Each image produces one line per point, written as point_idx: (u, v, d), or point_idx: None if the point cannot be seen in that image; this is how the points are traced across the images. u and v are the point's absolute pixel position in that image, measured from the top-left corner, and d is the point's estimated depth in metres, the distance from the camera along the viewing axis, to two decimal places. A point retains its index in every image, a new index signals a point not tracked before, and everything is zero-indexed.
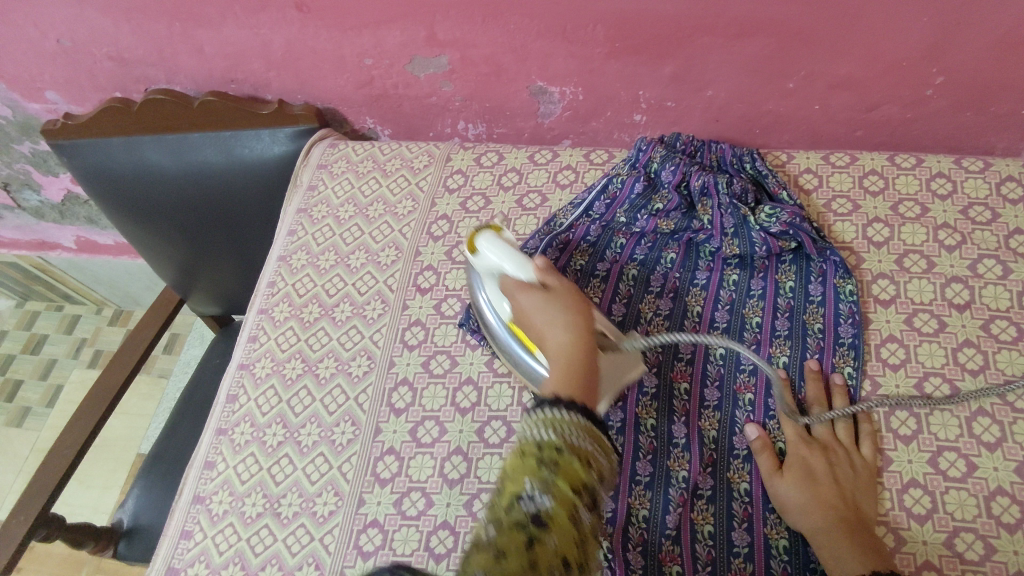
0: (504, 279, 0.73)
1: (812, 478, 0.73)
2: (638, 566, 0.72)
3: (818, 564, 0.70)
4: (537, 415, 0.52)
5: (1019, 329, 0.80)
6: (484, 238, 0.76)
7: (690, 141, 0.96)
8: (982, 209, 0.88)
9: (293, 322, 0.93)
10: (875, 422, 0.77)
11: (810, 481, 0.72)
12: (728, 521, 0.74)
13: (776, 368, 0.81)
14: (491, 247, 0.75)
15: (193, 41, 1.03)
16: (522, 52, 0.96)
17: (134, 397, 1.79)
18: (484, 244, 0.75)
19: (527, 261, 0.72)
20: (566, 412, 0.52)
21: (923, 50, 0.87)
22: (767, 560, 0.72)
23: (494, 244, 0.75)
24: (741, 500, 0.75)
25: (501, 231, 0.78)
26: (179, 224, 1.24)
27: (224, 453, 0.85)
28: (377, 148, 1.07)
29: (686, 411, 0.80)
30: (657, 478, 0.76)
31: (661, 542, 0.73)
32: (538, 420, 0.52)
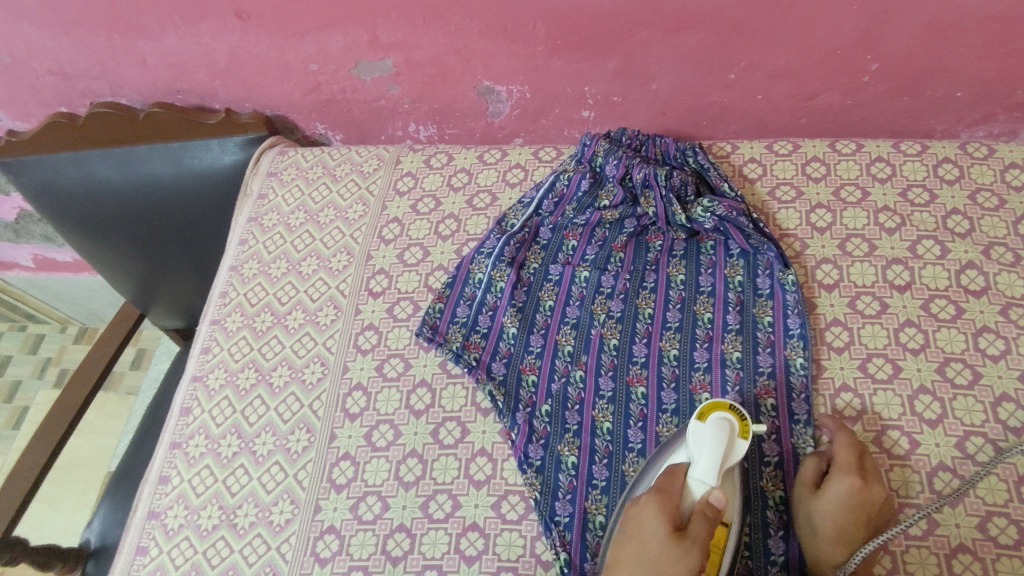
0: (679, 468, 0.68)
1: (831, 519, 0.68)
2: None
3: (778, 556, 0.72)
4: None
5: (957, 307, 0.82)
6: (716, 422, 0.67)
7: (635, 134, 0.97)
8: (920, 191, 0.90)
9: (245, 333, 0.92)
10: (855, 406, 0.78)
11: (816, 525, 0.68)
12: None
13: (729, 363, 0.81)
14: (713, 436, 0.67)
15: (135, 53, 1.02)
16: (465, 52, 0.96)
17: (102, 415, 1.77)
18: (707, 427, 0.67)
19: (710, 491, 0.65)
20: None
21: (856, 37, 0.88)
22: (728, 553, 0.72)
23: (711, 465, 0.65)
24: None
25: (739, 438, 0.68)
26: (135, 237, 1.22)
27: (178, 467, 0.84)
28: (326, 154, 1.07)
29: (643, 417, 0.79)
30: (614, 483, 0.75)
31: None
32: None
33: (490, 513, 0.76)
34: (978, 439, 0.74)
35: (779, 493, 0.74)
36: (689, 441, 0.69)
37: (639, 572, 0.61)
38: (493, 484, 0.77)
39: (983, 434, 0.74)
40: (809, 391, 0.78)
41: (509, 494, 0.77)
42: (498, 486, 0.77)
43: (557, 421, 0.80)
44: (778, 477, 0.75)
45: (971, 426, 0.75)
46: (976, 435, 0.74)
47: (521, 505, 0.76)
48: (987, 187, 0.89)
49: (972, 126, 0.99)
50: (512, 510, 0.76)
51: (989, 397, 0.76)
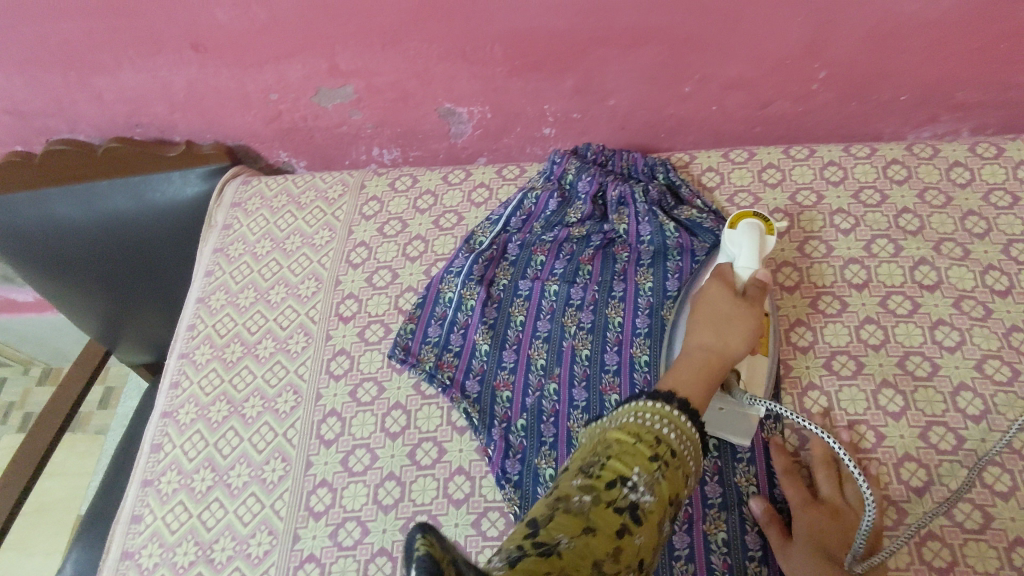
0: (725, 267, 0.73)
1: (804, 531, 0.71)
2: None
3: (755, 551, 0.73)
4: (644, 406, 0.53)
5: (913, 302, 0.85)
6: (749, 225, 0.75)
7: (600, 151, 1.00)
8: (871, 192, 0.94)
9: (216, 364, 0.92)
10: (824, 404, 0.80)
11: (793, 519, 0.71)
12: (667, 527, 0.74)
13: None
14: (749, 236, 0.74)
15: (92, 89, 1.01)
16: (425, 76, 0.98)
17: (71, 457, 1.72)
18: (745, 226, 0.75)
19: (756, 268, 0.72)
20: (663, 404, 0.53)
21: (802, 47, 0.92)
22: (707, 555, 0.73)
23: (749, 240, 0.73)
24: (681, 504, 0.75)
25: (768, 234, 0.76)
26: (99, 274, 1.20)
27: (151, 505, 0.83)
28: (291, 181, 1.07)
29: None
30: None
31: None
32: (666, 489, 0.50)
33: (471, 532, 0.76)
34: (940, 428, 0.76)
35: (751, 488, 0.76)
36: (726, 236, 0.76)
37: (726, 339, 0.64)
38: (472, 502, 0.77)
39: (944, 424, 0.77)
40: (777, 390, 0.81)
41: (489, 511, 0.77)
42: (478, 504, 0.77)
43: (532, 434, 0.80)
44: (751, 473, 0.77)
45: (932, 416, 0.77)
46: (938, 424, 0.77)
47: (501, 521, 0.76)
48: (934, 185, 0.93)
49: (917, 127, 1.03)
50: (493, 527, 0.76)
51: (949, 387, 0.79)
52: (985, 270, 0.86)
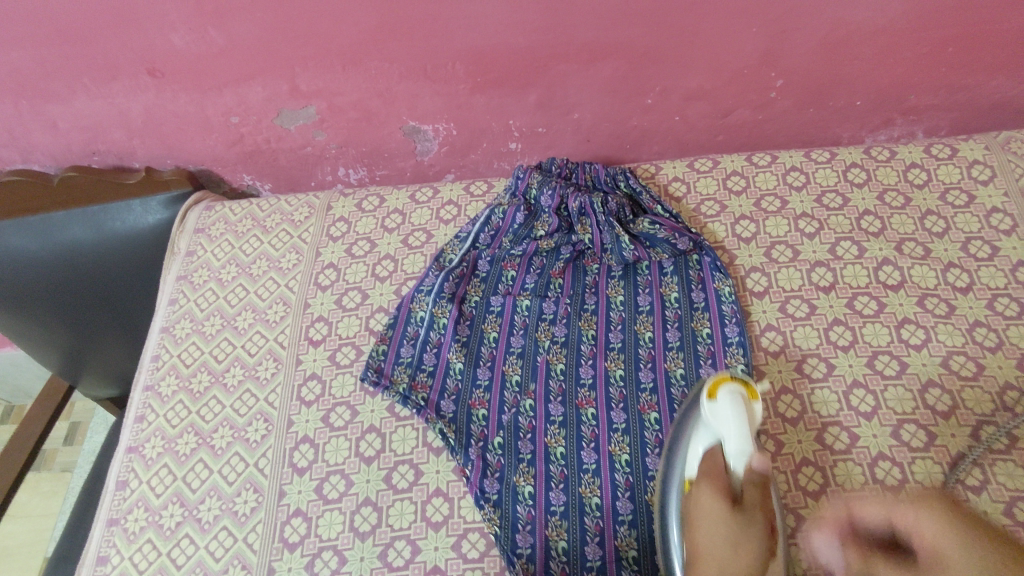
0: (717, 451, 0.67)
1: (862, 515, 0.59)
2: None
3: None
4: None
5: (879, 302, 0.86)
6: (728, 393, 0.69)
7: (564, 164, 0.99)
8: (834, 196, 0.95)
9: (182, 395, 0.89)
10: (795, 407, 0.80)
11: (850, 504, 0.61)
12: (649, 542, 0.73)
13: (674, 381, 0.82)
14: (732, 407, 0.68)
15: (45, 117, 0.99)
16: (388, 95, 0.97)
17: (35, 497, 1.66)
18: (722, 399, 0.69)
19: (750, 455, 0.65)
20: None
21: (759, 57, 0.93)
22: None
23: (733, 415, 0.67)
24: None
25: (751, 401, 0.70)
26: (57, 307, 1.17)
27: (118, 545, 0.80)
28: (255, 205, 1.05)
29: (596, 437, 0.79)
30: (573, 508, 0.75)
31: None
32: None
33: (451, 555, 0.74)
34: (911, 426, 0.77)
35: None
36: (698, 450, 0.70)
37: (728, 571, 0.59)
38: (452, 524, 0.76)
39: (915, 421, 0.78)
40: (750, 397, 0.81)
41: (469, 533, 0.75)
42: (457, 526, 0.76)
43: (510, 452, 0.80)
44: None
45: (903, 414, 0.78)
46: (909, 422, 0.78)
47: (482, 542, 0.75)
48: (893, 187, 0.95)
49: (874, 131, 1.06)
50: (474, 548, 0.74)
51: (917, 384, 0.80)
52: (946, 268, 0.88)
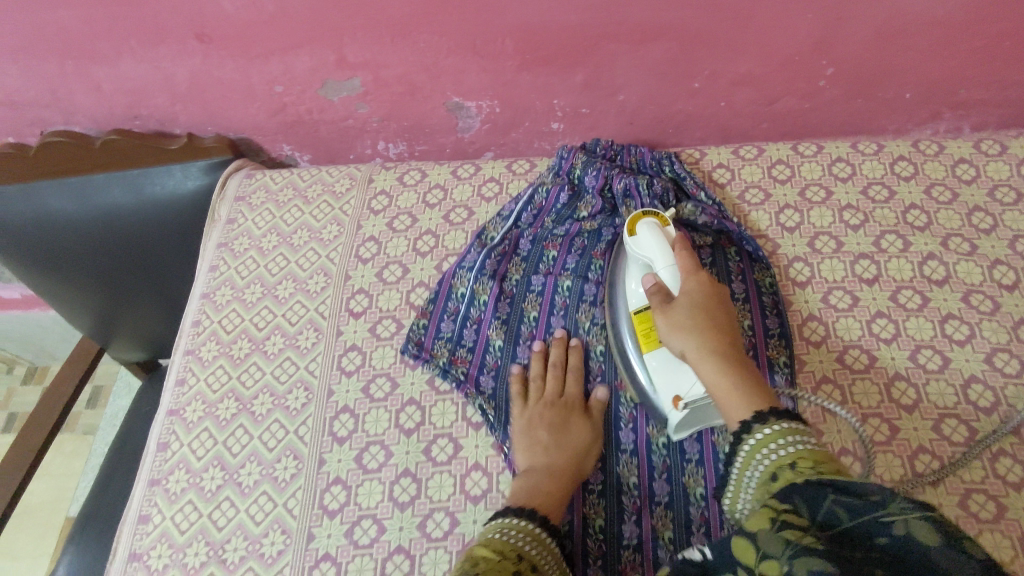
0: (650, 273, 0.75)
1: (727, 333, 0.67)
2: None
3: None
4: (506, 523, 0.64)
5: (923, 296, 0.85)
6: (647, 225, 0.77)
7: (609, 145, 0.99)
8: (880, 188, 0.95)
9: (223, 361, 0.90)
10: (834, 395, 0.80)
11: (723, 305, 0.69)
12: (686, 526, 0.72)
13: None
14: (651, 235, 0.76)
15: (90, 79, 0.99)
16: (434, 70, 0.97)
17: (58, 457, 1.68)
18: (643, 232, 0.77)
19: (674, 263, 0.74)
20: (524, 520, 0.65)
21: (810, 44, 0.92)
22: None
23: (652, 233, 0.76)
24: (698, 506, 0.73)
25: (667, 226, 0.78)
26: (92, 270, 1.18)
27: (159, 505, 0.81)
28: (296, 175, 1.05)
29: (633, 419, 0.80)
30: (610, 488, 0.76)
31: (620, 554, 0.72)
32: (491, 527, 0.64)
33: None
34: (953, 421, 0.77)
35: None
36: (637, 274, 0.78)
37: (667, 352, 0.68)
38: (491, 498, 0.76)
39: (957, 416, 0.77)
40: (793, 389, 0.80)
41: None
42: (496, 500, 0.76)
43: None
44: None
45: (944, 408, 0.78)
46: (951, 417, 0.77)
47: None
48: (940, 182, 0.94)
49: (920, 125, 1.05)
50: None
51: (960, 380, 0.79)
52: (992, 264, 0.87)
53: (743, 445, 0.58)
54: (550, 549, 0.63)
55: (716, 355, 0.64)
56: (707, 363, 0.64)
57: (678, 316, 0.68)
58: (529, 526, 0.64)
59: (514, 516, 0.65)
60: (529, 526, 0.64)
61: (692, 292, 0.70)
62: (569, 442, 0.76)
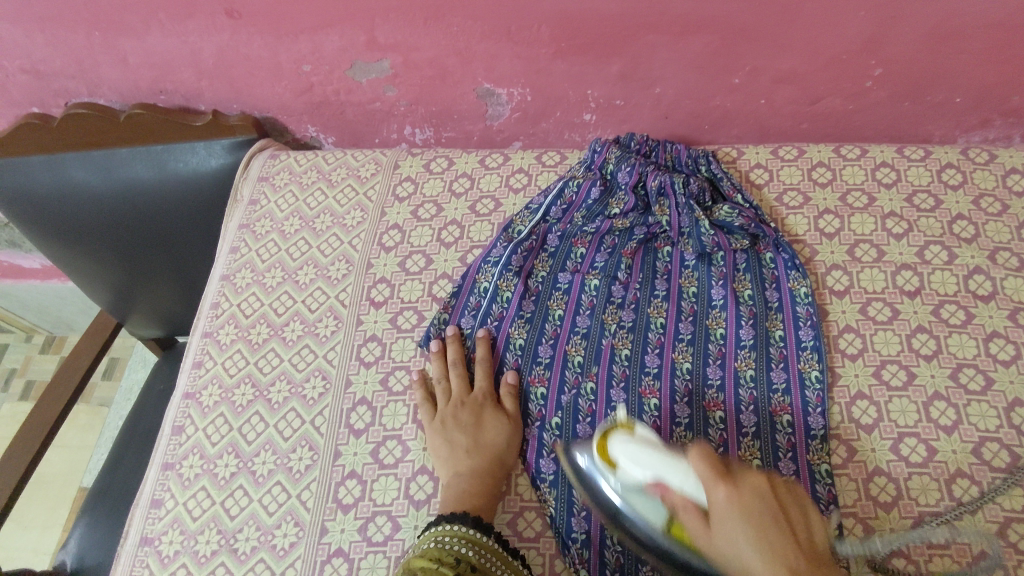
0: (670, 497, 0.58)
1: (788, 532, 0.50)
2: None
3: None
4: (441, 531, 0.66)
5: (967, 312, 0.82)
6: (622, 443, 0.63)
7: (644, 141, 0.95)
8: (925, 196, 0.90)
9: (240, 345, 0.88)
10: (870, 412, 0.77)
11: (771, 502, 0.52)
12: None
13: (743, 382, 0.78)
14: (637, 450, 0.61)
15: (116, 51, 0.97)
16: (466, 54, 0.94)
17: (73, 429, 1.69)
18: (618, 450, 0.63)
19: (686, 474, 0.57)
20: (458, 525, 0.66)
21: (861, 43, 0.88)
22: None
23: (637, 452, 0.61)
24: None
25: (635, 431, 0.64)
26: (113, 244, 1.17)
27: (172, 489, 0.80)
28: (321, 157, 1.03)
29: (657, 428, 0.77)
30: None
31: (640, 567, 0.70)
32: (427, 536, 0.66)
33: (507, 531, 0.73)
34: (994, 445, 0.74)
35: None
36: (639, 495, 0.62)
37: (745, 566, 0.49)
38: (509, 500, 0.75)
39: (997, 440, 0.74)
40: (824, 405, 0.76)
41: (526, 511, 0.74)
42: (514, 503, 0.75)
43: (567, 432, 0.78)
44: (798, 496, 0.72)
45: (985, 431, 0.75)
46: (991, 441, 0.74)
47: (538, 522, 0.74)
48: (990, 192, 0.90)
49: (968, 132, 1.00)
50: (529, 527, 0.73)
51: (1003, 402, 0.76)
52: None
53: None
54: (487, 547, 0.65)
55: (781, 540, 0.49)
56: (765, 544, 0.49)
57: (721, 517, 0.52)
58: (462, 529, 0.66)
59: (450, 523, 0.67)
60: (461, 530, 0.66)
61: (723, 508, 0.52)
62: (487, 442, 0.76)
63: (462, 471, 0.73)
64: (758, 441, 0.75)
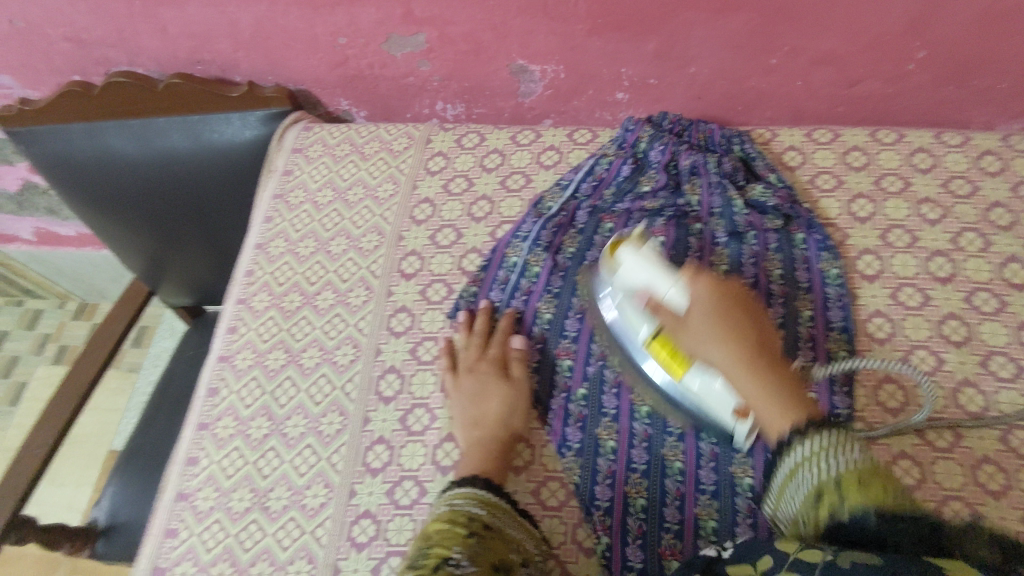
0: (659, 301, 0.68)
1: (758, 345, 0.61)
2: (638, 561, 0.70)
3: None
4: (452, 495, 0.67)
5: (1001, 300, 0.81)
6: (628, 251, 0.72)
7: (677, 120, 0.95)
8: (962, 182, 0.89)
9: (274, 312, 0.90)
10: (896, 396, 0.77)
11: (743, 312, 0.63)
12: (731, 516, 0.70)
13: None
14: (639, 261, 0.70)
15: (156, 21, 0.98)
16: (501, 30, 0.94)
17: (104, 392, 1.74)
18: (624, 257, 0.72)
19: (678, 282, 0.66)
20: (467, 488, 0.67)
21: (903, 24, 0.86)
22: None
23: (640, 260, 0.70)
24: (745, 496, 0.71)
25: (642, 244, 0.73)
26: (149, 212, 1.19)
27: (207, 448, 0.82)
28: (354, 130, 1.04)
29: None
30: (654, 468, 0.74)
31: (661, 536, 0.70)
32: (440, 500, 0.67)
33: (530, 499, 0.74)
34: None
35: None
36: (635, 311, 0.72)
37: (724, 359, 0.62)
38: (532, 470, 0.76)
39: None
40: (850, 384, 0.77)
41: (550, 481, 0.75)
42: (537, 472, 0.76)
43: (593, 404, 0.79)
44: None
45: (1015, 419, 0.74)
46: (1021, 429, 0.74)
47: (562, 491, 0.75)
48: None
49: (1009, 118, 0.98)
50: (553, 496, 0.74)
51: None
52: None
53: (790, 453, 0.56)
54: (497, 507, 0.66)
55: (759, 373, 0.60)
56: (750, 379, 0.60)
57: (697, 331, 0.63)
58: (470, 491, 0.67)
59: (461, 486, 0.68)
60: (471, 491, 0.67)
61: (699, 311, 0.64)
62: (497, 412, 0.77)
63: (470, 441, 0.75)
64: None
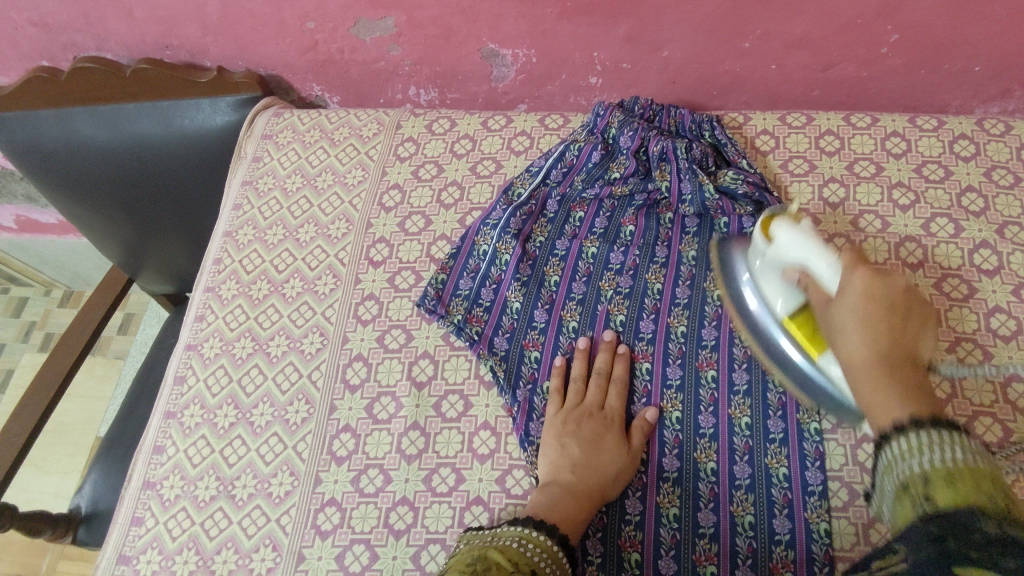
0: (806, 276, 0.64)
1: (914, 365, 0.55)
2: (598, 553, 0.70)
3: (783, 536, 0.68)
4: (526, 534, 0.61)
5: (969, 286, 0.81)
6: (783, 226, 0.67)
7: (649, 104, 0.94)
8: (935, 167, 0.89)
9: (241, 300, 0.90)
10: None
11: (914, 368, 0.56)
12: (693, 501, 0.71)
13: (737, 343, 0.78)
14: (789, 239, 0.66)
15: (121, 5, 0.97)
16: (471, 13, 0.92)
17: (90, 379, 1.74)
18: (781, 234, 0.67)
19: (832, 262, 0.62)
20: (545, 535, 0.62)
21: (876, 7, 0.85)
22: (733, 538, 0.69)
23: (793, 231, 0.66)
24: (707, 481, 0.72)
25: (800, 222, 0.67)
26: (122, 200, 1.18)
27: (174, 437, 0.82)
28: (323, 116, 1.03)
29: (646, 393, 0.78)
30: None
31: (622, 528, 0.71)
32: (510, 533, 0.61)
33: (495, 487, 0.74)
34: (986, 419, 0.74)
35: (783, 470, 0.71)
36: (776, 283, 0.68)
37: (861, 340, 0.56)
38: (497, 458, 0.76)
39: (991, 415, 0.74)
40: None
41: (514, 469, 0.75)
42: (503, 460, 0.76)
43: None
44: (783, 454, 0.72)
45: (979, 406, 0.74)
46: (984, 415, 0.74)
47: (526, 479, 0.74)
48: (1002, 164, 0.87)
49: (987, 102, 0.97)
50: (517, 485, 0.74)
51: (999, 376, 0.75)
52: None
53: (887, 446, 0.49)
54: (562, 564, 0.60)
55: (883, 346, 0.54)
56: (868, 352, 0.54)
57: (842, 307, 0.58)
58: (545, 540, 0.61)
59: (537, 530, 0.62)
60: (547, 542, 0.61)
61: (852, 299, 0.58)
62: (591, 454, 0.71)
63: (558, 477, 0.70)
64: (748, 399, 0.75)
